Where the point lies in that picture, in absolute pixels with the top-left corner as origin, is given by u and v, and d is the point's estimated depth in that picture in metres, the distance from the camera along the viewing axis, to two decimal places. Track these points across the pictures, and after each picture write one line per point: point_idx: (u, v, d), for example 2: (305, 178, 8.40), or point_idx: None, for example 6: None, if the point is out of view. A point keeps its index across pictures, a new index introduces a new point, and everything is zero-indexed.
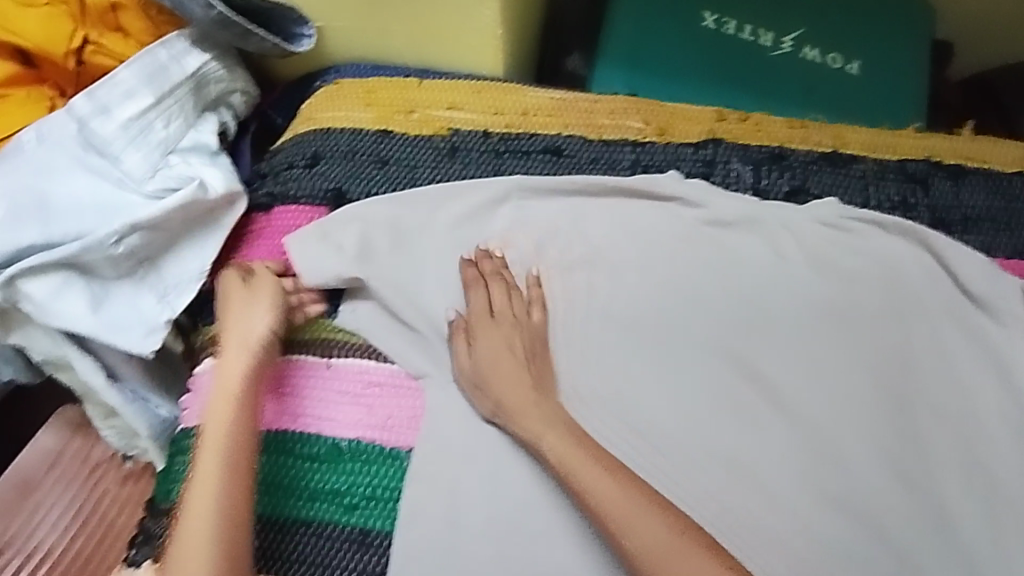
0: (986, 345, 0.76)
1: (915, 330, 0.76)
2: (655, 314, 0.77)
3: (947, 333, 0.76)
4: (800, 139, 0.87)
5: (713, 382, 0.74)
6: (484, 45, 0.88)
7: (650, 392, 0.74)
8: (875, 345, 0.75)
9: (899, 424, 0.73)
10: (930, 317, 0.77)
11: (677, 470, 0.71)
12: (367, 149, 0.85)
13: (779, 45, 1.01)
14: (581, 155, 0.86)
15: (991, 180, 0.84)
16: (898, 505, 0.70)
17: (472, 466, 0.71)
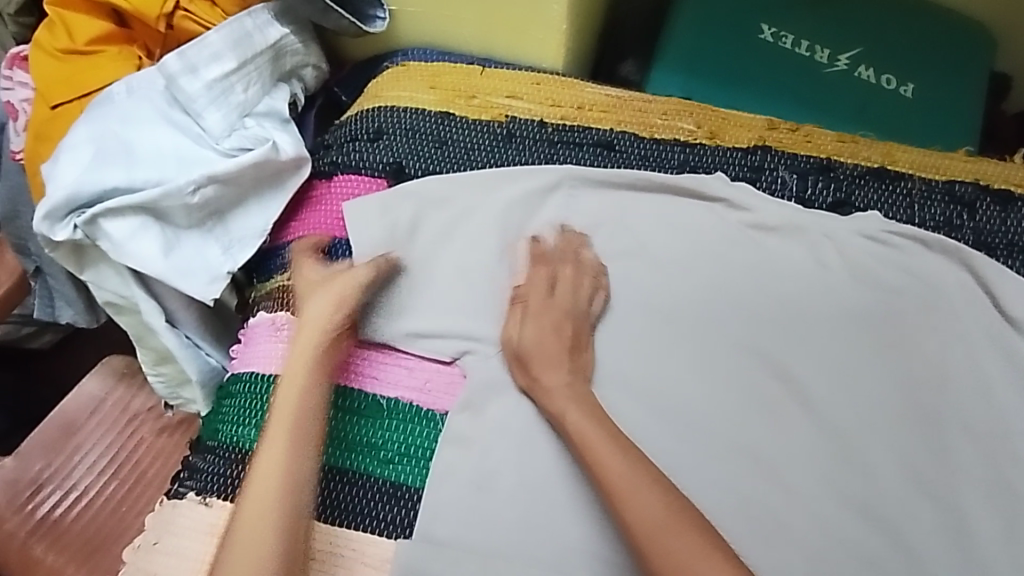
0: (1021, 370, 0.76)
1: (948, 348, 0.77)
2: (691, 310, 0.79)
3: (982, 354, 0.77)
4: (849, 153, 0.88)
5: (743, 380, 0.76)
6: (548, 39, 0.91)
7: (680, 384, 0.76)
8: (908, 359, 0.76)
9: (925, 438, 0.74)
10: (966, 337, 0.77)
11: (701, 461, 0.73)
12: (427, 129, 0.89)
13: (834, 62, 1.03)
14: (631, 151, 0.88)
15: None
16: (917, 517, 0.71)
17: (501, 437, 0.74)
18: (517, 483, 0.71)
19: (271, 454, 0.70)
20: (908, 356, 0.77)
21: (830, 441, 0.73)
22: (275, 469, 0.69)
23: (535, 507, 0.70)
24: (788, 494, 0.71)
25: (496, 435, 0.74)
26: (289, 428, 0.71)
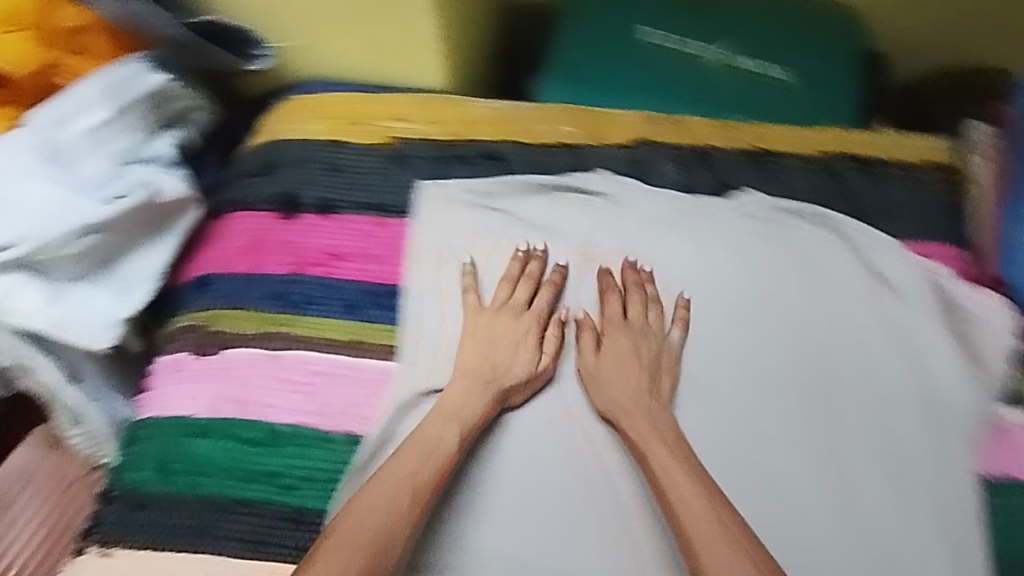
0: (898, 330, 0.78)
1: (840, 321, 0.79)
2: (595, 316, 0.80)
3: (860, 318, 0.79)
4: (724, 138, 0.92)
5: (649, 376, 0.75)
6: (428, 60, 0.93)
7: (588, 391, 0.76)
8: (790, 329, 0.79)
9: (815, 406, 0.75)
10: (845, 303, 0.80)
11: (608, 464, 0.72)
12: (317, 157, 0.90)
13: (714, 57, 1.06)
14: (519, 159, 0.90)
15: (905, 175, 0.88)
16: (809, 483, 0.72)
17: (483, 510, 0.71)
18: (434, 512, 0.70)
19: (383, 485, 0.66)
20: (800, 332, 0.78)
21: (739, 426, 0.74)
22: (376, 514, 0.64)
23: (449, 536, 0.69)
24: None
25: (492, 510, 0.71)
26: (402, 480, 0.67)
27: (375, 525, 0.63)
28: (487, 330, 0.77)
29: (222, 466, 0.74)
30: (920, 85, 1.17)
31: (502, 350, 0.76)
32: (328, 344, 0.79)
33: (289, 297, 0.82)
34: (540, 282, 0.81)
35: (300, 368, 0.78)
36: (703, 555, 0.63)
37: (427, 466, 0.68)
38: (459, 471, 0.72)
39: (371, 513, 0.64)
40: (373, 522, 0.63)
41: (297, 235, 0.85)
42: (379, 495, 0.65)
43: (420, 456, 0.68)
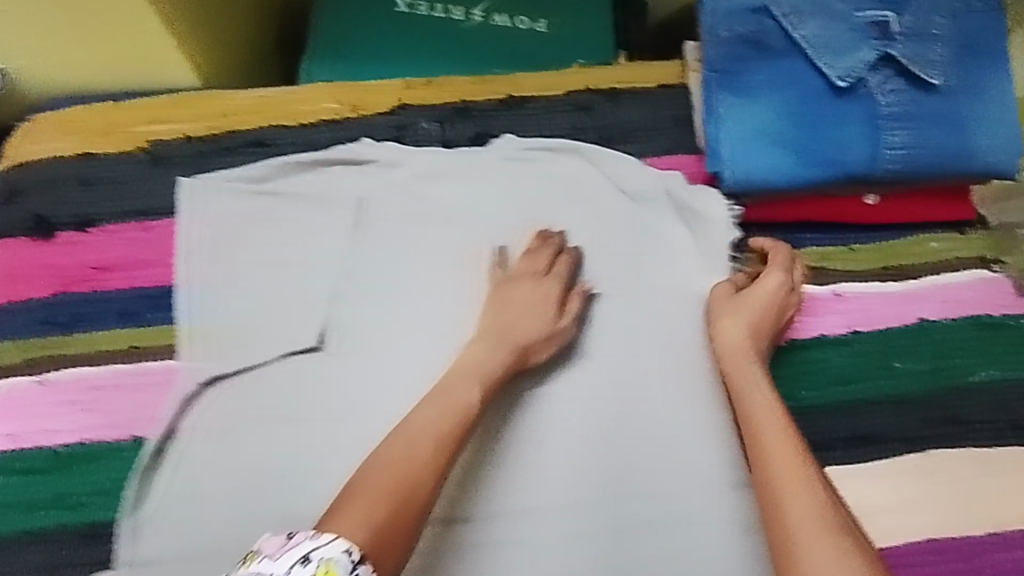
0: (644, 233, 0.86)
1: (590, 238, 0.86)
2: (383, 279, 0.84)
3: (612, 230, 0.86)
4: (479, 92, 0.96)
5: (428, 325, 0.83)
6: (167, 57, 0.91)
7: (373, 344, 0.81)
8: (545, 252, 0.86)
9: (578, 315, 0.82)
10: (595, 220, 0.87)
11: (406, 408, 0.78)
12: (69, 174, 0.88)
13: (470, 17, 1.11)
14: (283, 142, 0.91)
15: (644, 99, 0.96)
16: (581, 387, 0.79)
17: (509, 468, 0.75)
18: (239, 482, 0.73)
19: (420, 432, 0.68)
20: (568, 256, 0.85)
21: (568, 359, 0.80)
22: (414, 460, 0.66)
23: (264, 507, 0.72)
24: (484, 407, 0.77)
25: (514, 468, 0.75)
26: (445, 434, 0.69)
27: (411, 469, 0.65)
28: (547, 292, 0.80)
29: (6, 502, 0.73)
30: (672, 14, 1.27)
31: (523, 313, 0.79)
32: (105, 357, 0.78)
33: (56, 319, 0.80)
34: (558, 253, 0.83)
35: (75, 387, 0.77)
36: (784, 492, 0.64)
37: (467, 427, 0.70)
38: (488, 431, 0.77)
39: (413, 453, 0.66)
40: (388, 475, 0.64)
41: (55, 256, 0.84)
42: (422, 444, 0.67)
43: (431, 409, 0.70)
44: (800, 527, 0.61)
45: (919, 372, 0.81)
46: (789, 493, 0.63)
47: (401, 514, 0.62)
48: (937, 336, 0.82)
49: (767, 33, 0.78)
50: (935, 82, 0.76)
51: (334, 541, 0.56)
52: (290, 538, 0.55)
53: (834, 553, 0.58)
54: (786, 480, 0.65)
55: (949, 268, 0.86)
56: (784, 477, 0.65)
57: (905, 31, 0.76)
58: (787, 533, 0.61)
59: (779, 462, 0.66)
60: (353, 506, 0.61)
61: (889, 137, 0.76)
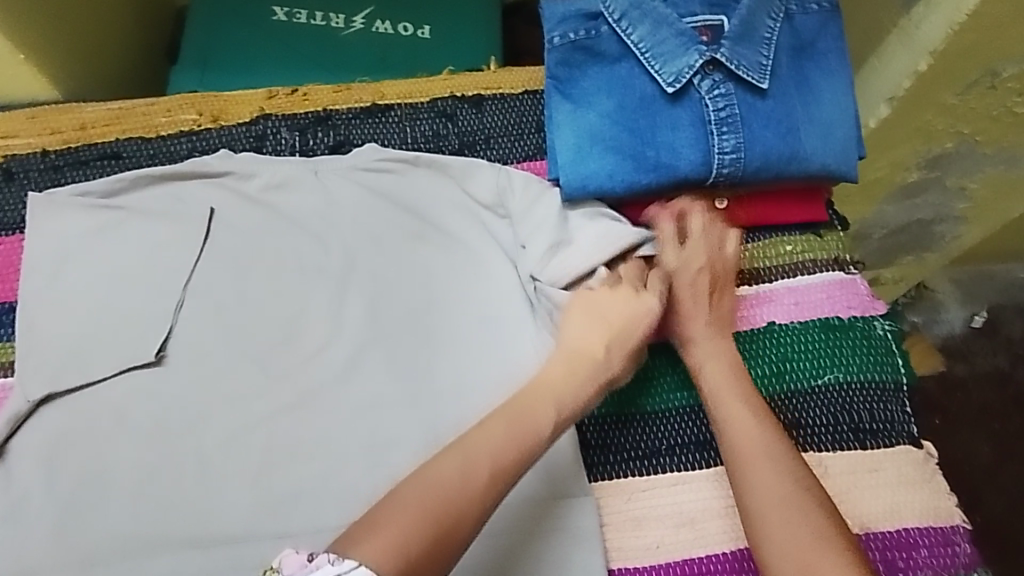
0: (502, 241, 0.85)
1: (448, 248, 0.86)
2: (234, 294, 0.83)
3: (472, 237, 0.86)
4: (343, 100, 0.96)
5: (275, 335, 0.81)
6: (21, 73, 0.91)
7: (220, 357, 0.80)
8: (403, 261, 0.85)
9: (428, 323, 0.82)
10: (451, 229, 0.87)
11: (246, 419, 0.77)
12: None
13: (351, 24, 1.12)
14: (139, 154, 0.92)
15: (506, 103, 0.96)
16: (434, 399, 0.79)
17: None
18: (74, 499, 0.73)
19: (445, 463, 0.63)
20: (418, 263, 0.85)
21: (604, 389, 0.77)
22: (432, 470, 0.62)
23: (97, 524, 0.72)
24: (333, 421, 0.78)
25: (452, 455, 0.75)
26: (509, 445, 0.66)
27: (447, 493, 0.61)
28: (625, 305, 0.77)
29: None
30: None
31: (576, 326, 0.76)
32: None
33: None
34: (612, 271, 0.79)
35: None
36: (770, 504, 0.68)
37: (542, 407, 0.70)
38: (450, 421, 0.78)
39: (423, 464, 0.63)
40: (414, 501, 0.60)
41: None
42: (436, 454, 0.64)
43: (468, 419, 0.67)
44: (776, 527, 0.66)
45: (786, 343, 0.81)
46: (770, 497, 0.68)
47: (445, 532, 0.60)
48: (783, 339, 0.82)
49: (601, 39, 0.79)
50: (764, 86, 0.76)
51: (357, 568, 0.55)
52: (311, 559, 0.56)
53: (802, 553, 0.64)
54: (762, 488, 0.69)
55: (802, 270, 0.85)
56: (756, 481, 0.69)
57: (731, 35, 0.76)
58: (765, 531, 0.67)
59: (760, 468, 0.70)
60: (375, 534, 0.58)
61: (719, 141, 0.76)
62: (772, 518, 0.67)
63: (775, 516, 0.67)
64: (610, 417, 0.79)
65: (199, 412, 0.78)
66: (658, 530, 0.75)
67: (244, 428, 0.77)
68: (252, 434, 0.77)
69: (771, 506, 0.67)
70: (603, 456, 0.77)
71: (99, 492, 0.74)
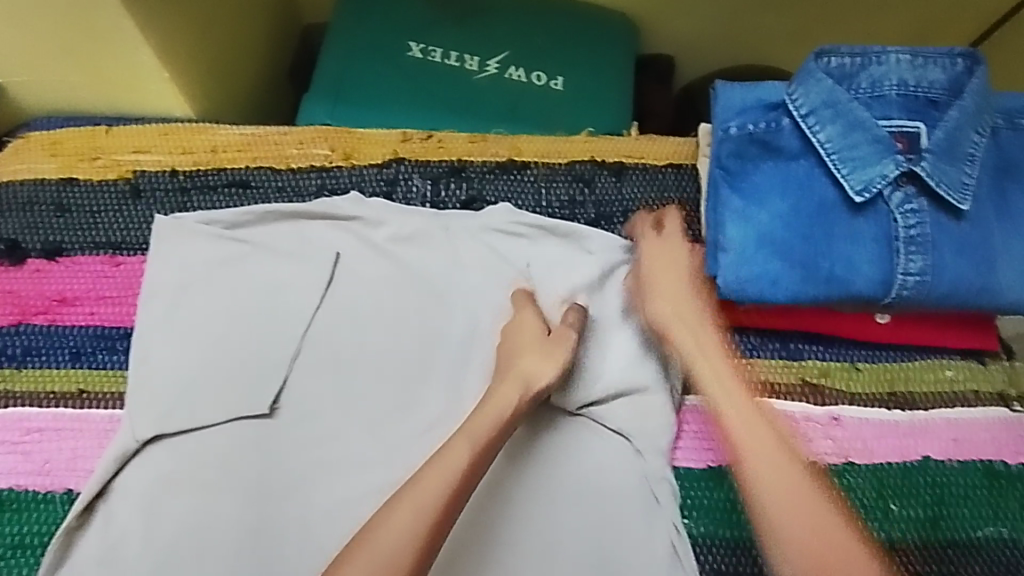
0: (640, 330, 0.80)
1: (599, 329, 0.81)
2: (350, 344, 0.80)
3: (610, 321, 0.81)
4: (478, 152, 0.92)
5: (390, 400, 0.77)
6: (163, 89, 0.90)
7: (331, 414, 0.76)
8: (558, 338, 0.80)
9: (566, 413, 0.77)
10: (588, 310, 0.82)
11: (348, 489, 0.73)
12: (46, 199, 0.86)
13: (485, 67, 1.08)
14: (267, 185, 0.89)
15: (649, 175, 0.91)
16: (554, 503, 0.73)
17: (522, 555, 0.71)
18: (170, 550, 0.69)
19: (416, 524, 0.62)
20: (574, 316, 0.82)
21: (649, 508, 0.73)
22: None
23: None
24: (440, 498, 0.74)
25: (507, 552, 0.71)
26: (427, 505, 0.63)
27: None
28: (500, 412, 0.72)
29: None
30: (698, 80, 1.22)
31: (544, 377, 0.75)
32: (48, 397, 0.75)
33: (6, 351, 0.78)
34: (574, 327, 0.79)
35: (9, 417, 0.75)
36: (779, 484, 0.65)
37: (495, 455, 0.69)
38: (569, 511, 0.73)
39: None
40: None
41: (20, 284, 0.81)
42: None
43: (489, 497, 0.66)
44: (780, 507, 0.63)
45: (947, 483, 0.74)
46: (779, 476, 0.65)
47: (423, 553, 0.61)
48: (940, 481, 0.74)
49: (781, 133, 0.73)
50: (963, 208, 0.69)
51: None
52: None
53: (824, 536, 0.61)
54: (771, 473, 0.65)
55: (963, 402, 0.78)
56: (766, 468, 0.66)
57: (932, 148, 0.69)
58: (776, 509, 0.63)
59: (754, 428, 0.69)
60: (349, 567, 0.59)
61: (906, 262, 0.69)
62: (784, 509, 0.63)
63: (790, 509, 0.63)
64: (745, 542, 0.73)
65: (306, 472, 0.74)
66: None
67: (351, 497, 0.73)
68: (355, 504, 0.73)
69: (779, 499, 0.64)
70: None
71: (194, 545, 0.70)
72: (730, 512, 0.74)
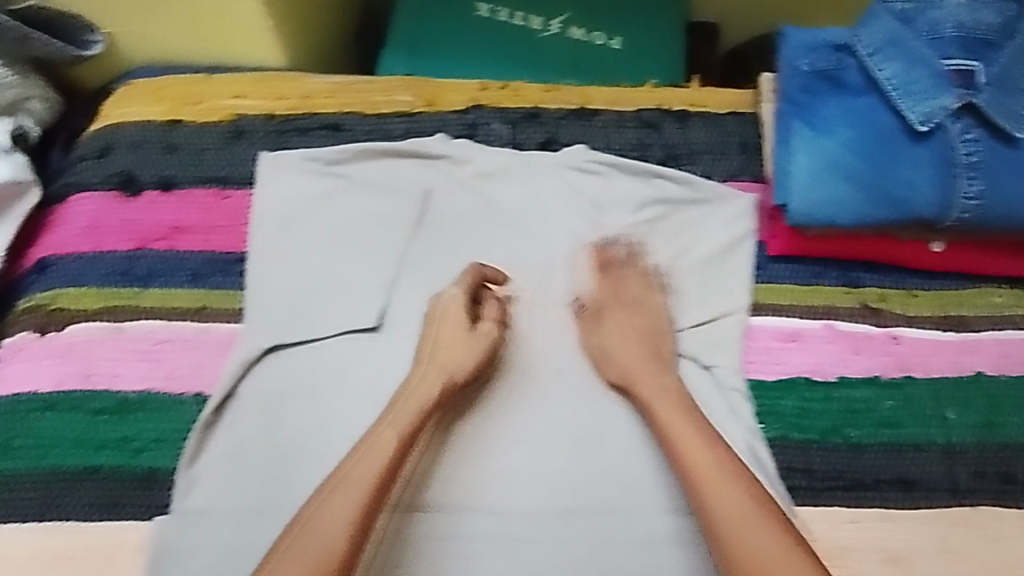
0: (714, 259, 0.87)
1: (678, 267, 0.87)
2: (437, 273, 0.87)
3: (692, 249, 0.88)
4: (552, 100, 0.99)
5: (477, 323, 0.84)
6: (259, 40, 0.97)
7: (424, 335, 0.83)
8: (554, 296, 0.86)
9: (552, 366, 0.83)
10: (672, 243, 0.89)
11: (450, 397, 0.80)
12: (155, 138, 0.92)
13: (548, 27, 1.15)
14: (358, 129, 0.95)
15: (711, 121, 0.98)
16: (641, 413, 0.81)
17: (487, 473, 0.79)
18: (292, 448, 0.76)
19: (333, 512, 0.68)
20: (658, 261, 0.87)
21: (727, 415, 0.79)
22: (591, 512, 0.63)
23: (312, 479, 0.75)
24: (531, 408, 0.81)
25: (469, 472, 0.79)
26: None
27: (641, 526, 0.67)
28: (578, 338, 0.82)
29: (69, 438, 0.76)
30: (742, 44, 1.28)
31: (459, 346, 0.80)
32: (173, 312, 0.82)
33: (133, 272, 0.84)
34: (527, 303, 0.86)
35: (139, 329, 0.81)
36: (711, 475, 0.70)
37: (400, 426, 0.74)
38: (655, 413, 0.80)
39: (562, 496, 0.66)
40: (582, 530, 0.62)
41: (139, 214, 0.87)
42: None
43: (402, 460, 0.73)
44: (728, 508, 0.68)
45: (999, 393, 0.81)
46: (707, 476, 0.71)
47: (358, 541, 0.67)
48: (993, 391, 0.81)
49: (847, 71, 0.80)
50: (1018, 135, 0.76)
51: None
52: None
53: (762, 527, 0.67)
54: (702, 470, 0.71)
55: (1010, 322, 0.84)
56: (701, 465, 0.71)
57: (988, 82, 0.76)
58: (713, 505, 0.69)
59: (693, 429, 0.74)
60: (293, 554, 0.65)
61: (965, 186, 0.77)
62: (726, 505, 0.68)
63: (724, 507, 0.68)
64: (812, 444, 0.79)
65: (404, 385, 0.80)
66: (863, 564, 0.74)
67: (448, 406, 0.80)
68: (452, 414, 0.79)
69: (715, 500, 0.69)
70: (807, 481, 0.77)
71: (312, 445, 0.76)
72: (800, 418, 0.80)
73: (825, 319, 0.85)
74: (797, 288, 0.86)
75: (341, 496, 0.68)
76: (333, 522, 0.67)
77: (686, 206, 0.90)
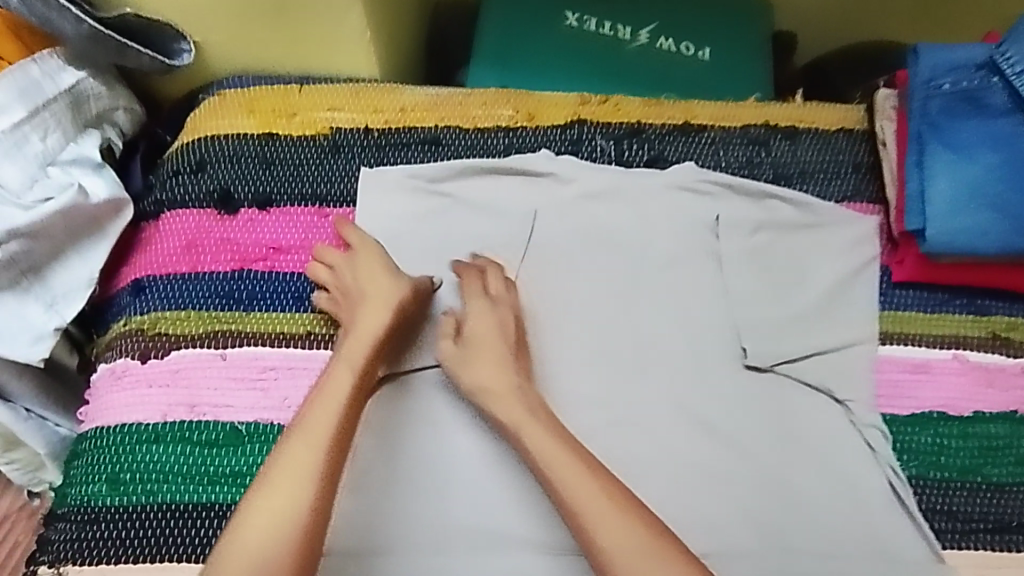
0: (836, 286, 0.83)
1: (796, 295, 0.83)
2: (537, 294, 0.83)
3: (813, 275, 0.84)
4: (655, 115, 0.95)
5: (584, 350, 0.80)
6: (356, 50, 0.92)
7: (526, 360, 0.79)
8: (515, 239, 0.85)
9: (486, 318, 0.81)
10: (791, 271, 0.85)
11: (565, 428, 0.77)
12: (251, 152, 0.88)
13: (636, 37, 1.11)
14: (457, 143, 0.91)
15: (821, 138, 0.94)
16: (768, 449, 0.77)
17: (430, 421, 0.78)
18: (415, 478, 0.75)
19: (295, 458, 0.66)
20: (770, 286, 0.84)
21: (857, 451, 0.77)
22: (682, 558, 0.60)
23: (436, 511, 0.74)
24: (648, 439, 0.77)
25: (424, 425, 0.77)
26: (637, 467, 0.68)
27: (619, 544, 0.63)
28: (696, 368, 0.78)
29: (178, 472, 0.73)
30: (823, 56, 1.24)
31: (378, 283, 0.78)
32: (279, 338, 0.79)
33: (233, 294, 0.81)
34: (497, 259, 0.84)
35: (245, 355, 0.78)
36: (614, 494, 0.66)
37: (358, 365, 0.73)
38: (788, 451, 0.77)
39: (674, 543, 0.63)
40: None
41: (237, 233, 0.84)
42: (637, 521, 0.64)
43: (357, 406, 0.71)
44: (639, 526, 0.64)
45: None
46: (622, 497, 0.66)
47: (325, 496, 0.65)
48: None
49: (989, 90, 0.77)
50: None
51: None
52: None
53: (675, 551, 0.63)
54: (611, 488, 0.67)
55: None
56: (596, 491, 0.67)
57: None
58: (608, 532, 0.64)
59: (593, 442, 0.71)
60: (261, 517, 0.63)
61: None
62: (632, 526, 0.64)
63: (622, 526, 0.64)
64: (952, 482, 0.77)
65: None
66: None
67: None
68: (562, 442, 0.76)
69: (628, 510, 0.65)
70: (950, 524, 0.75)
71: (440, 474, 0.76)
72: (939, 454, 0.77)
73: (956, 350, 0.81)
74: (924, 317, 0.82)
75: (305, 445, 0.67)
76: (304, 458, 0.66)
77: (804, 230, 0.87)
